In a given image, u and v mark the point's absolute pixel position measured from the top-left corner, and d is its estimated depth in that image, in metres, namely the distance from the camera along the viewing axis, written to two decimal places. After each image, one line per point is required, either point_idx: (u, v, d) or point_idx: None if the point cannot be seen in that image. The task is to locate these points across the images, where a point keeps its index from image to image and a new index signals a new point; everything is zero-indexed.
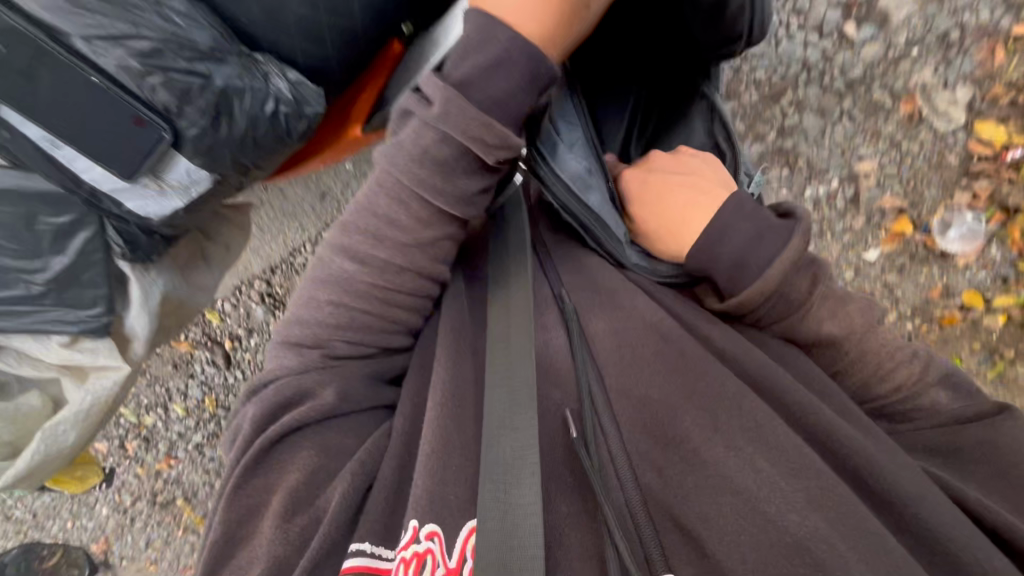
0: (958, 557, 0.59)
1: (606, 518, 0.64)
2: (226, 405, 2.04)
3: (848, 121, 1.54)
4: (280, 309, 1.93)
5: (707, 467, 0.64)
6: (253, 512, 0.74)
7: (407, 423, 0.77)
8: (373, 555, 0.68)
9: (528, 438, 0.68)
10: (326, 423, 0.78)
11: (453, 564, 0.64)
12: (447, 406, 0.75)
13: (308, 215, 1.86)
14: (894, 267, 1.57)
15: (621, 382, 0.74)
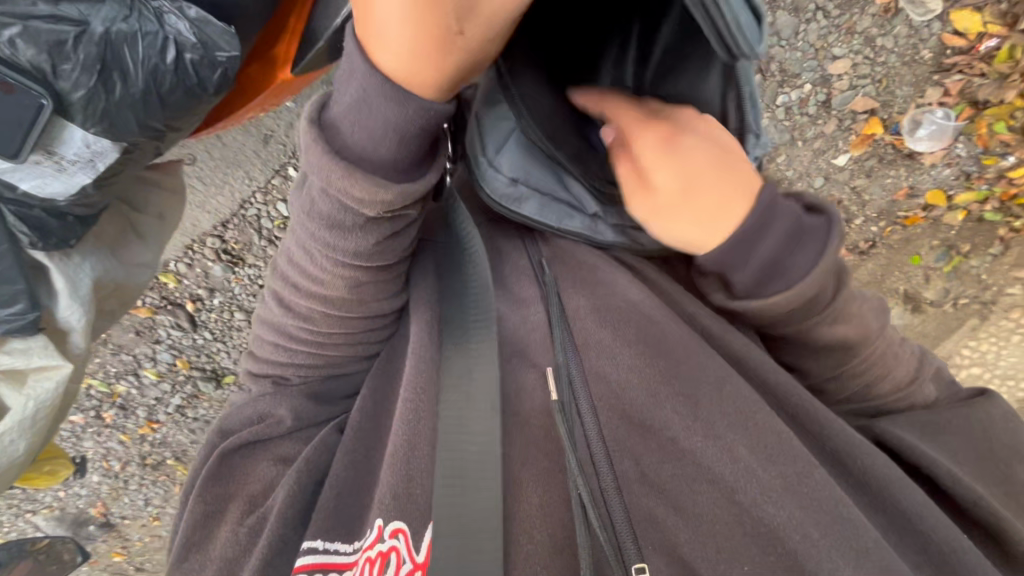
0: (930, 537, 0.60)
1: (579, 502, 0.61)
2: (201, 365, 2.00)
3: (823, 18, 1.45)
4: (240, 265, 1.84)
5: (684, 457, 0.62)
6: (213, 516, 0.81)
7: (366, 417, 0.80)
8: (326, 552, 0.69)
9: (487, 449, 0.62)
10: (285, 436, 0.85)
11: (419, 559, 0.63)
12: (411, 407, 0.73)
13: (253, 161, 1.71)
14: (861, 171, 1.56)
15: (598, 365, 0.70)
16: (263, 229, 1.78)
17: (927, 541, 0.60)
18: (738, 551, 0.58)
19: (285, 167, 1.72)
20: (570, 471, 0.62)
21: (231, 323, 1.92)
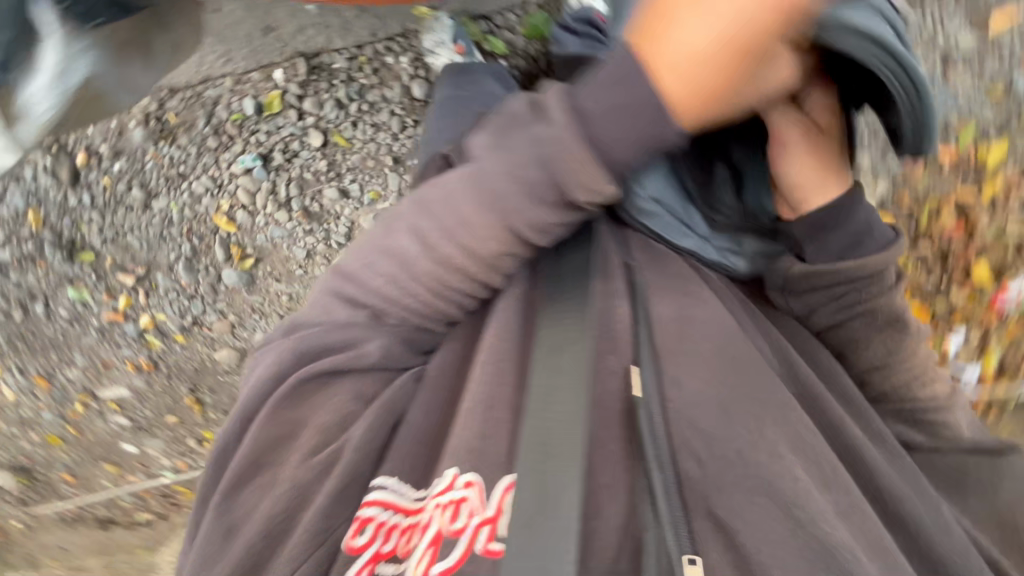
0: (945, 565, 0.81)
1: (658, 486, 0.67)
2: (53, 227, 1.74)
3: None
4: (165, 141, 1.66)
5: (751, 467, 0.69)
6: (286, 438, 0.84)
7: (441, 372, 0.84)
8: (393, 490, 0.78)
9: (573, 419, 0.68)
10: (347, 371, 0.84)
11: (490, 513, 0.69)
12: (501, 372, 0.78)
13: (241, 46, 1.57)
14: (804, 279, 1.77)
15: (676, 367, 0.76)
16: (215, 115, 1.63)
17: (939, 561, 0.81)
18: (791, 561, 0.66)
19: (273, 67, 1.60)
20: (649, 462, 0.69)
21: (121, 197, 1.71)
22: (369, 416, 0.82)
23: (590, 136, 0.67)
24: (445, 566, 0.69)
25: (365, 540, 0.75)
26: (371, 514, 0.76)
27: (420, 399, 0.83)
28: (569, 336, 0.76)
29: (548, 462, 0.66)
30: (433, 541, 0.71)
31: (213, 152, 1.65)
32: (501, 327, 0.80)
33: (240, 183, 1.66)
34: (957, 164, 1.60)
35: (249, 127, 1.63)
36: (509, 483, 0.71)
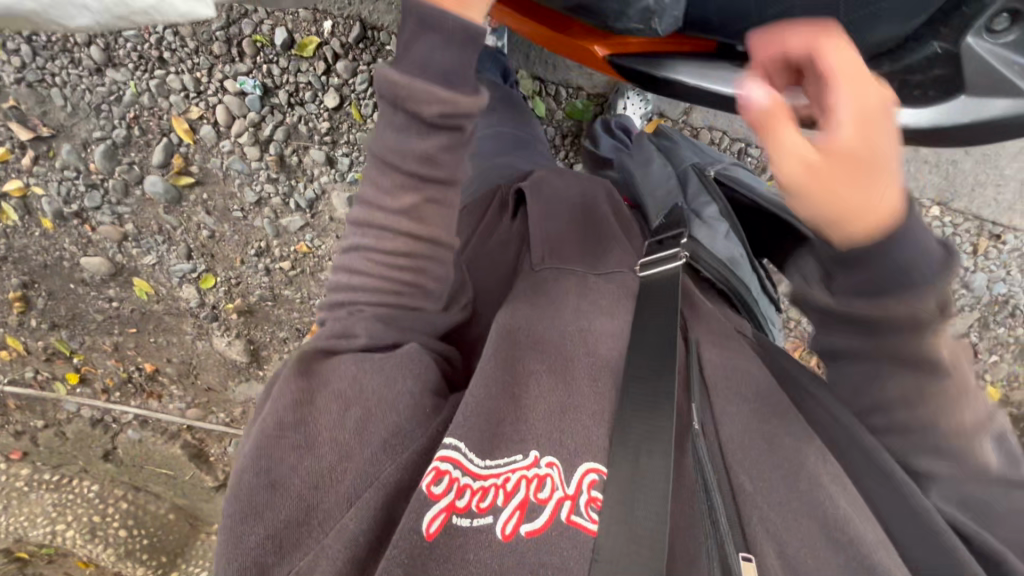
0: None
1: (717, 512, 0.68)
2: None
3: None
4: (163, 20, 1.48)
5: (804, 485, 0.74)
6: (301, 482, 0.69)
7: (500, 356, 0.80)
8: (463, 453, 0.71)
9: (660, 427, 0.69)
10: (361, 358, 0.78)
11: (571, 491, 0.69)
12: (553, 369, 0.79)
13: None
14: None
15: (728, 412, 0.80)
16: (235, 24, 1.49)
17: None
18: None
19: (325, 14, 1.50)
20: (714, 502, 0.69)
21: (71, 45, 1.50)
22: (389, 389, 0.75)
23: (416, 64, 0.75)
24: (534, 528, 0.67)
25: (443, 493, 0.68)
26: (444, 470, 0.70)
27: (485, 367, 0.78)
28: (641, 367, 0.76)
29: (624, 450, 0.68)
30: (517, 506, 0.68)
31: (213, 58, 1.51)
32: (554, 332, 0.84)
33: (224, 100, 1.54)
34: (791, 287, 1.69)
35: (267, 55, 1.52)
36: (598, 469, 0.71)
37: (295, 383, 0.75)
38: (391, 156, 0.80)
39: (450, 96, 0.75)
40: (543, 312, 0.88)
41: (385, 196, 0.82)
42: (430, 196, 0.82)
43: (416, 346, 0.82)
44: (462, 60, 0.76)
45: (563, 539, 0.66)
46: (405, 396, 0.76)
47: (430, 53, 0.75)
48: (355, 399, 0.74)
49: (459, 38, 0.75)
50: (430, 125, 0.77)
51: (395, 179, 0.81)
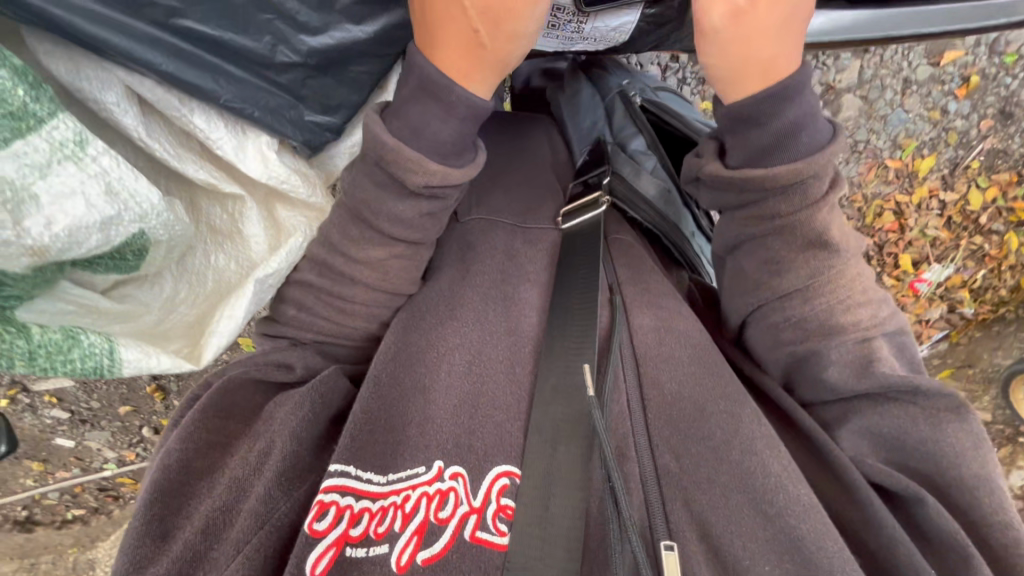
0: None
1: (765, 518, 0.39)
2: None
3: (915, 89, 1.17)
4: None
5: (722, 433, 0.43)
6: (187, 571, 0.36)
7: (426, 327, 0.50)
8: (354, 475, 0.40)
9: (724, 437, 0.43)
10: (275, 402, 0.46)
11: (478, 504, 0.40)
12: (517, 357, 0.48)
13: None
14: (950, 212, 1.28)
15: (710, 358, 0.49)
16: None
17: None
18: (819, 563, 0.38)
19: None
20: (765, 492, 0.40)
21: None
22: (295, 413, 0.43)
23: (415, 131, 0.48)
24: (431, 553, 0.38)
25: (330, 528, 0.37)
26: (331, 500, 0.38)
27: (442, 336, 0.49)
28: (762, 335, 0.52)
29: (720, 503, 0.40)
30: (415, 529, 0.38)
31: None
32: (542, 289, 0.55)
33: None
34: (974, 102, 1.20)
35: None
36: (510, 471, 0.41)
37: (210, 405, 0.44)
38: (370, 214, 0.50)
39: (440, 165, 0.48)
40: (546, 236, 0.59)
41: (345, 247, 0.51)
42: (400, 255, 0.52)
43: (341, 368, 0.49)
44: (463, 134, 0.49)
45: (461, 561, 0.37)
46: (319, 422, 0.44)
47: (423, 119, 0.48)
48: (257, 420, 0.45)
49: (459, 111, 0.48)
50: (416, 198, 0.50)
51: (361, 236, 0.51)
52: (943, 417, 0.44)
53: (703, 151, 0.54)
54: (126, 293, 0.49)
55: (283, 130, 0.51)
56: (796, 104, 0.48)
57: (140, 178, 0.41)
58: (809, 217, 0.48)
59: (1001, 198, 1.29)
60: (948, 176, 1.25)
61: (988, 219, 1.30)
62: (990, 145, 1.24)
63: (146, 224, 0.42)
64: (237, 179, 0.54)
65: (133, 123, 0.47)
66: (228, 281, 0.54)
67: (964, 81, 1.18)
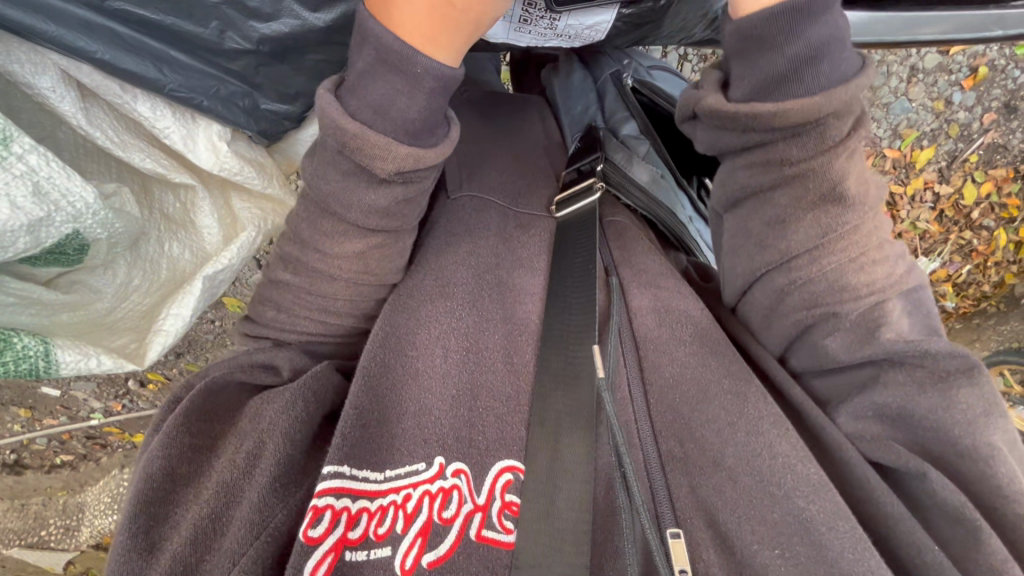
0: None
1: (773, 504, 0.38)
2: None
3: (918, 78, 1.17)
4: None
5: (727, 413, 0.42)
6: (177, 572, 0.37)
7: (417, 312, 0.49)
8: (353, 477, 0.40)
9: (721, 425, 0.42)
10: (262, 398, 0.46)
11: (482, 501, 0.41)
12: (513, 355, 0.48)
13: None
14: (945, 206, 1.28)
15: (711, 336, 0.48)
16: None
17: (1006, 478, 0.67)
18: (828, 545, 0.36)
19: None
20: (771, 479, 0.39)
21: None
22: (283, 411, 0.43)
23: (392, 109, 0.46)
24: (437, 555, 0.39)
25: (326, 534, 0.37)
26: (326, 504, 0.38)
27: (433, 318, 0.49)
28: (766, 298, 0.49)
29: (726, 487, 0.40)
30: (418, 531, 0.39)
31: None
32: (539, 273, 0.54)
33: None
34: (979, 93, 1.19)
35: None
36: (513, 466, 0.42)
37: (193, 408, 0.44)
38: (354, 196, 0.48)
39: (409, 147, 0.46)
40: (538, 223, 0.57)
41: (318, 243, 0.50)
42: (380, 246, 0.51)
43: (333, 364, 0.49)
44: (433, 109, 0.47)
45: (470, 561, 0.39)
46: (311, 423, 0.45)
47: (387, 96, 0.45)
48: (241, 417, 0.46)
49: (426, 85, 0.46)
50: (387, 185, 0.48)
51: (334, 230, 0.50)
52: (953, 380, 0.40)
53: (704, 83, 0.50)
54: (74, 283, 0.56)
55: (235, 119, 0.53)
56: (821, 23, 0.44)
57: (73, 177, 0.44)
58: (824, 164, 0.45)
59: (995, 194, 1.29)
60: (945, 169, 1.25)
61: (980, 214, 1.30)
62: (991, 139, 1.24)
63: (81, 222, 0.46)
64: (187, 170, 0.59)
65: (70, 110, 0.49)
66: (181, 270, 0.61)
67: (966, 72, 1.18)
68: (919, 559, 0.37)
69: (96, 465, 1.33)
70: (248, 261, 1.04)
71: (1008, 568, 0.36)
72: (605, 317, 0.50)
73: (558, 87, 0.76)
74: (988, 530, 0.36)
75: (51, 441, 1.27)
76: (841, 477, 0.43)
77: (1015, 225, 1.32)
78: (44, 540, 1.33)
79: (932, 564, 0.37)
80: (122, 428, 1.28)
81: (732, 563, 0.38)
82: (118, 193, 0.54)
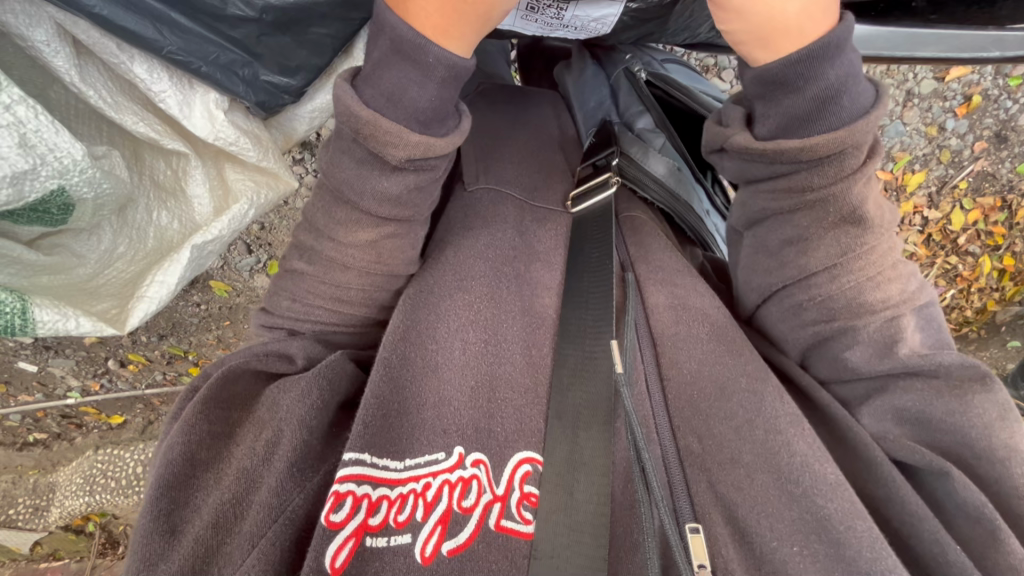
0: None
1: (792, 502, 0.39)
2: None
3: (913, 103, 1.20)
4: None
5: (737, 415, 0.43)
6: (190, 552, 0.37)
7: (439, 302, 0.49)
8: (373, 466, 0.40)
9: (732, 428, 0.43)
10: (282, 385, 0.46)
11: (501, 492, 0.41)
12: (532, 349, 0.48)
13: None
14: (934, 229, 1.32)
15: (724, 333, 0.48)
16: None
17: None
18: (843, 543, 0.37)
19: None
20: (787, 477, 0.40)
21: None
22: (300, 398, 0.43)
23: (406, 96, 0.45)
24: (456, 544, 0.39)
25: (348, 519, 0.37)
26: (347, 491, 0.38)
27: (452, 308, 0.48)
28: (782, 313, 0.50)
29: (745, 484, 0.40)
30: (438, 519, 0.39)
31: None
32: (557, 265, 0.54)
33: None
34: (972, 122, 1.23)
35: None
36: (532, 458, 0.43)
37: (212, 396, 0.44)
38: (369, 181, 0.47)
39: (421, 135, 0.46)
40: (551, 217, 0.57)
41: (333, 231, 0.50)
42: (392, 235, 0.50)
43: (347, 353, 0.49)
44: (444, 99, 0.46)
45: (489, 550, 0.39)
46: (328, 411, 0.44)
47: (400, 84, 0.45)
48: (257, 405, 0.46)
49: (438, 74, 0.45)
50: (399, 172, 0.47)
51: (347, 218, 0.49)
52: (969, 388, 0.43)
53: (728, 120, 0.50)
54: (56, 246, 0.55)
55: (232, 87, 0.50)
56: (838, 65, 0.44)
57: (62, 132, 0.43)
58: (845, 190, 0.45)
59: (982, 221, 1.32)
60: (934, 194, 1.29)
61: (966, 240, 1.34)
62: (981, 167, 1.27)
63: (66, 178, 0.45)
64: (181, 136, 0.57)
65: (64, 66, 0.47)
66: (168, 239, 0.61)
67: (961, 99, 1.21)
68: (942, 557, 0.38)
69: (69, 445, 1.30)
70: (238, 245, 1.05)
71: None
72: (621, 309, 0.50)
73: (572, 81, 0.75)
74: (1007, 529, 0.38)
75: (24, 419, 1.23)
76: (860, 474, 0.44)
77: (1001, 252, 1.36)
78: (13, 519, 1.31)
79: (954, 564, 0.38)
80: (99, 408, 1.24)
81: (752, 561, 0.38)
82: (107, 155, 0.51)
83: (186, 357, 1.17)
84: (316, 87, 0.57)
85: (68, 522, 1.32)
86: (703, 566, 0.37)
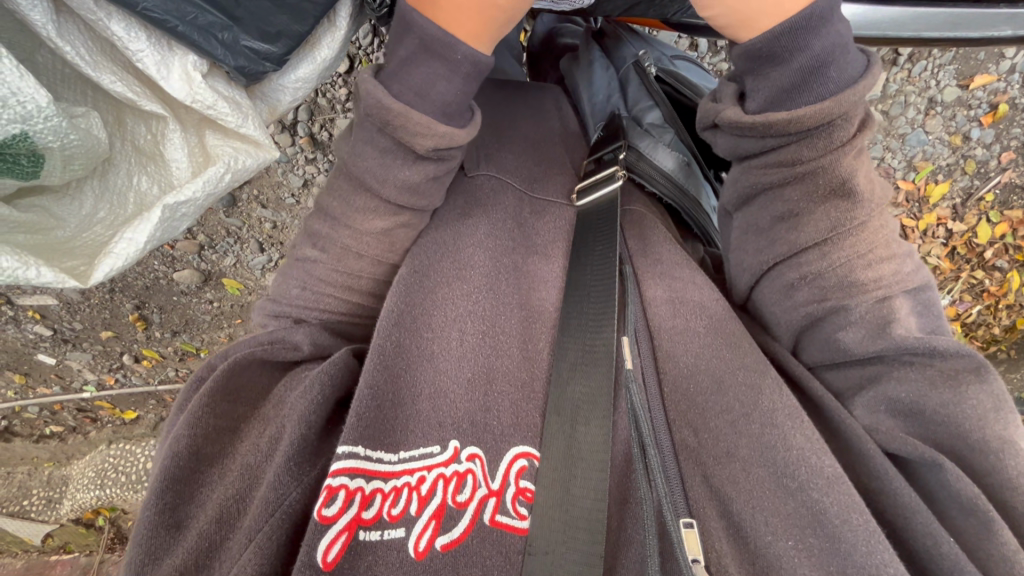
0: None
1: (792, 498, 0.38)
2: None
3: (937, 110, 1.17)
4: None
5: (737, 413, 0.42)
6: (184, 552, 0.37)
7: (441, 293, 0.48)
8: (365, 458, 0.39)
9: (729, 427, 0.41)
10: (307, 368, 0.48)
11: (494, 487, 0.41)
12: (528, 344, 0.47)
13: None
14: (960, 242, 1.29)
15: (716, 328, 0.47)
16: None
17: None
18: (840, 544, 0.36)
19: None
20: (783, 473, 0.39)
21: None
22: (303, 396, 0.43)
23: (405, 92, 0.46)
24: (449, 539, 0.38)
25: (340, 513, 0.37)
26: (340, 484, 0.37)
27: (450, 300, 0.48)
28: (775, 294, 0.49)
29: (740, 478, 0.39)
30: (432, 513, 0.39)
31: None
32: (556, 265, 0.53)
33: None
34: (998, 131, 1.20)
35: None
36: (528, 453, 0.42)
37: (218, 389, 0.44)
38: (366, 179, 0.48)
39: (447, 126, 0.46)
40: (549, 213, 0.57)
41: (350, 219, 0.50)
42: (406, 224, 0.51)
43: (350, 348, 0.48)
44: (468, 93, 0.47)
45: (483, 545, 0.39)
46: (326, 406, 0.43)
47: (428, 79, 0.45)
48: (264, 403, 0.46)
49: (464, 69, 0.46)
50: (422, 162, 0.48)
51: (361, 208, 0.50)
52: (962, 378, 0.41)
53: (730, 96, 0.49)
54: (33, 206, 0.50)
55: (211, 50, 0.43)
56: (823, 36, 0.43)
57: (26, 77, 0.38)
58: (834, 162, 0.44)
59: (1010, 235, 1.30)
60: (959, 206, 1.26)
61: (993, 254, 1.31)
62: (1008, 179, 1.24)
63: (30, 126, 0.39)
64: (161, 99, 0.50)
65: (40, 20, 0.41)
66: (147, 204, 0.52)
67: (988, 108, 1.18)
68: (935, 551, 0.37)
69: (83, 439, 1.32)
70: (251, 243, 1.05)
71: (1020, 560, 0.35)
72: (620, 306, 0.49)
73: (582, 76, 0.75)
74: (1000, 519, 0.36)
75: (41, 411, 1.26)
76: (855, 468, 0.42)
77: None
78: (25, 510, 1.33)
79: (948, 557, 0.36)
80: (113, 403, 1.26)
81: (745, 552, 0.37)
82: (85, 114, 0.46)
83: (198, 354, 1.19)
84: (298, 56, 0.50)
85: (78, 515, 1.33)
86: (697, 561, 0.35)
